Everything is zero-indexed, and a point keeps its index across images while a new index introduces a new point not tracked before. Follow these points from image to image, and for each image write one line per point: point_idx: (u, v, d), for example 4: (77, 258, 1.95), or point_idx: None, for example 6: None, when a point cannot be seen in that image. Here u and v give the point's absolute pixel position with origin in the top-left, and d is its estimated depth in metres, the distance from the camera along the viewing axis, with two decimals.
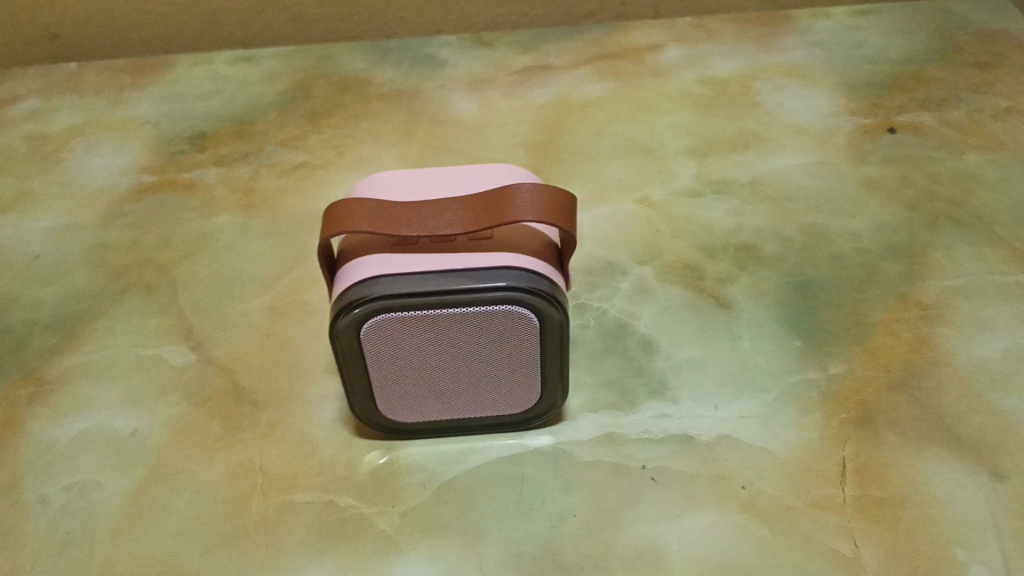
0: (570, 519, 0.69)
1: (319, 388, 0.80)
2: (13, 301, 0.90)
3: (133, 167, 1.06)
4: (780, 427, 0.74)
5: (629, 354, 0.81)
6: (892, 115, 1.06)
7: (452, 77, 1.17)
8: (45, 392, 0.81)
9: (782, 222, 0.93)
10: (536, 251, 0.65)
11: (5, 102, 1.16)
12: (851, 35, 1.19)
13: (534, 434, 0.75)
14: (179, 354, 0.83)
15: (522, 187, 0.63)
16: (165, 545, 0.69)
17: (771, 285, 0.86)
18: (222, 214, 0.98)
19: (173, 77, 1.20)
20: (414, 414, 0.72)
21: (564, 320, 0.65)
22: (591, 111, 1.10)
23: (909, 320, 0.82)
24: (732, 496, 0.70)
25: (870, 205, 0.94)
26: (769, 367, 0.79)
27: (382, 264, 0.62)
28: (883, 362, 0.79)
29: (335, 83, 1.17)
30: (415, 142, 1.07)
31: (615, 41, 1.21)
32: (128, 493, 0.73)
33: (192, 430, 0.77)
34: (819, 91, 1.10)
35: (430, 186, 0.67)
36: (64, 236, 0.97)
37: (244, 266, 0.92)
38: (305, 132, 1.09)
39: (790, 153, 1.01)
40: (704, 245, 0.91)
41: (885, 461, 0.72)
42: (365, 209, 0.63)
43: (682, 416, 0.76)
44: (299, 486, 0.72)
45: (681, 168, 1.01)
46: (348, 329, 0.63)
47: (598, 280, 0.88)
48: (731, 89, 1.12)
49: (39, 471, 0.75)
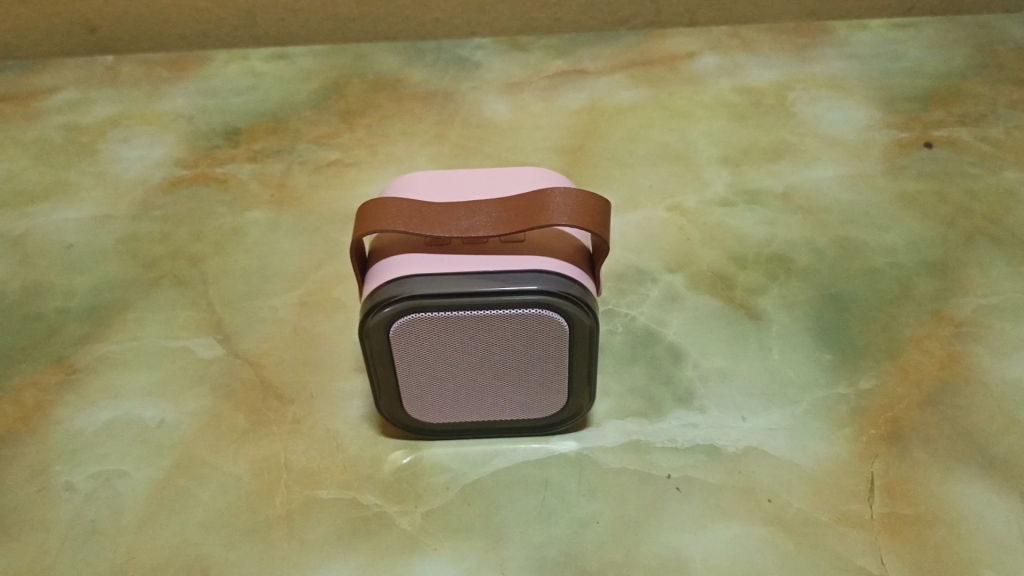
0: (593, 525, 0.69)
1: (345, 385, 0.80)
2: (46, 288, 0.91)
3: (167, 160, 1.06)
4: (808, 441, 0.73)
5: (657, 361, 0.81)
6: (929, 129, 1.04)
7: (486, 79, 1.17)
8: (75, 379, 0.81)
9: (815, 234, 0.92)
10: (568, 255, 0.64)
11: (44, 92, 1.18)
12: (889, 48, 1.18)
13: (559, 438, 0.75)
14: (208, 346, 0.84)
15: (557, 191, 0.63)
16: (189, 536, 0.69)
17: (803, 297, 0.86)
18: (254, 209, 0.99)
19: (209, 72, 1.21)
20: (440, 415, 0.72)
21: (594, 326, 0.65)
22: (625, 116, 1.09)
23: (942, 337, 0.81)
24: (758, 509, 0.69)
25: (905, 219, 0.93)
26: (798, 380, 0.78)
27: (414, 264, 0.62)
28: (914, 379, 0.78)
29: (369, 82, 1.18)
30: (447, 143, 1.07)
31: (650, 47, 1.21)
32: (154, 483, 0.73)
33: (218, 422, 0.77)
34: (856, 103, 1.09)
35: (464, 187, 0.67)
36: (98, 227, 0.98)
37: (274, 261, 0.93)
38: (339, 130, 1.10)
39: (825, 164, 1.01)
40: (735, 255, 0.90)
41: (914, 479, 0.71)
42: (398, 208, 0.63)
43: (709, 426, 0.75)
44: (322, 482, 0.73)
45: (714, 176, 1.00)
46: (377, 328, 0.63)
47: (627, 286, 0.88)
48: (765, 99, 1.11)
49: (67, 458, 0.75)
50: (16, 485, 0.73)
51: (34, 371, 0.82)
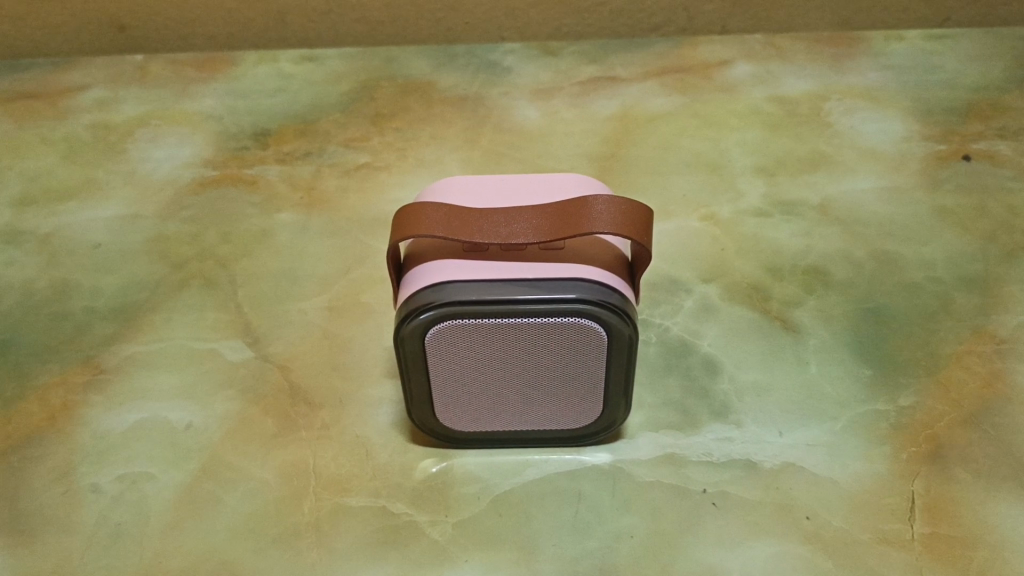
0: (627, 540, 0.68)
1: (375, 391, 0.79)
2: (74, 287, 0.90)
3: (196, 160, 1.06)
4: (847, 458, 0.72)
5: (691, 373, 0.79)
6: (967, 142, 1.03)
7: (517, 84, 1.16)
8: (102, 380, 0.81)
9: (852, 247, 0.91)
10: (608, 264, 0.63)
11: (73, 90, 1.18)
12: (926, 59, 1.17)
13: (592, 450, 0.74)
14: (236, 349, 0.83)
15: (598, 199, 0.62)
16: (216, 542, 0.68)
17: (840, 310, 0.84)
18: (283, 211, 0.98)
19: (238, 73, 1.20)
20: (473, 423, 0.70)
21: (634, 336, 0.63)
22: (658, 124, 1.08)
23: (983, 354, 0.80)
24: (797, 527, 0.68)
25: (943, 233, 0.92)
26: (837, 395, 0.77)
27: (452, 270, 0.61)
28: (955, 397, 0.76)
29: (399, 86, 1.17)
30: (477, 149, 1.06)
31: (683, 55, 1.19)
32: (181, 487, 0.72)
33: (247, 426, 0.76)
34: (892, 115, 1.08)
35: (502, 194, 0.65)
36: (126, 226, 0.97)
37: (303, 264, 0.92)
38: (368, 133, 1.09)
39: (861, 176, 0.99)
40: (771, 266, 0.89)
41: (957, 499, 0.69)
42: (436, 213, 0.62)
43: (745, 441, 0.74)
44: (352, 489, 0.72)
45: (749, 187, 0.99)
46: (413, 334, 0.62)
47: (662, 296, 0.86)
48: (800, 109, 1.09)
49: (93, 460, 0.74)
50: (42, 485, 0.72)
51: (61, 370, 0.81)
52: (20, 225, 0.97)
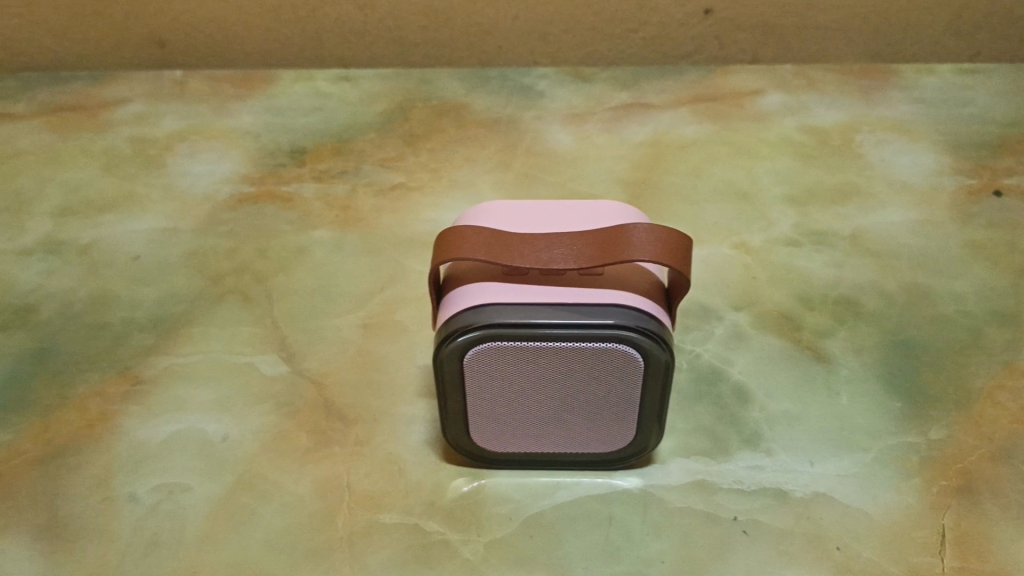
0: (657, 565, 0.68)
1: (407, 410, 0.80)
2: (113, 298, 0.92)
3: (234, 175, 1.08)
4: (878, 490, 0.72)
5: (722, 400, 0.80)
6: (998, 177, 1.03)
7: (550, 109, 1.18)
8: (139, 390, 0.82)
9: (883, 278, 0.91)
10: (646, 290, 0.64)
11: (113, 104, 1.20)
12: (957, 93, 1.17)
13: (623, 474, 0.74)
14: (271, 363, 0.84)
15: (638, 227, 0.62)
16: (251, 554, 0.69)
17: (871, 341, 0.85)
18: (318, 229, 1.00)
19: (275, 91, 1.22)
20: (506, 444, 0.71)
21: (671, 361, 0.64)
22: (689, 152, 1.09)
23: (1014, 389, 0.80)
24: (827, 557, 0.68)
25: (974, 268, 0.92)
26: (867, 427, 0.77)
27: (492, 293, 0.62)
28: (986, 431, 0.77)
29: (433, 108, 1.19)
30: (511, 171, 1.08)
31: (715, 83, 1.21)
32: (216, 499, 0.73)
33: (282, 441, 0.77)
34: (923, 148, 1.08)
35: (543, 220, 0.67)
36: (165, 239, 0.99)
37: (338, 281, 0.93)
38: (402, 154, 1.11)
39: (893, 209, 1.00)
40: (802, 295, 0.90)
41: (988, 534, 0.69)
42: (477, 237, 0.63)
43: (775, 469, 0.74)
44: (385, 506, 0.72)
45: (780, 216, 1.00)
46: (452, 356, 0.63)
47: (693, 322, 0.87)
48: (832, 140, 1.10)
49: (131, 470, 0.76)
50: (80, 493, 0.74)
51: (100, 379, 0.83)
52: (61, 236, 0.99)
